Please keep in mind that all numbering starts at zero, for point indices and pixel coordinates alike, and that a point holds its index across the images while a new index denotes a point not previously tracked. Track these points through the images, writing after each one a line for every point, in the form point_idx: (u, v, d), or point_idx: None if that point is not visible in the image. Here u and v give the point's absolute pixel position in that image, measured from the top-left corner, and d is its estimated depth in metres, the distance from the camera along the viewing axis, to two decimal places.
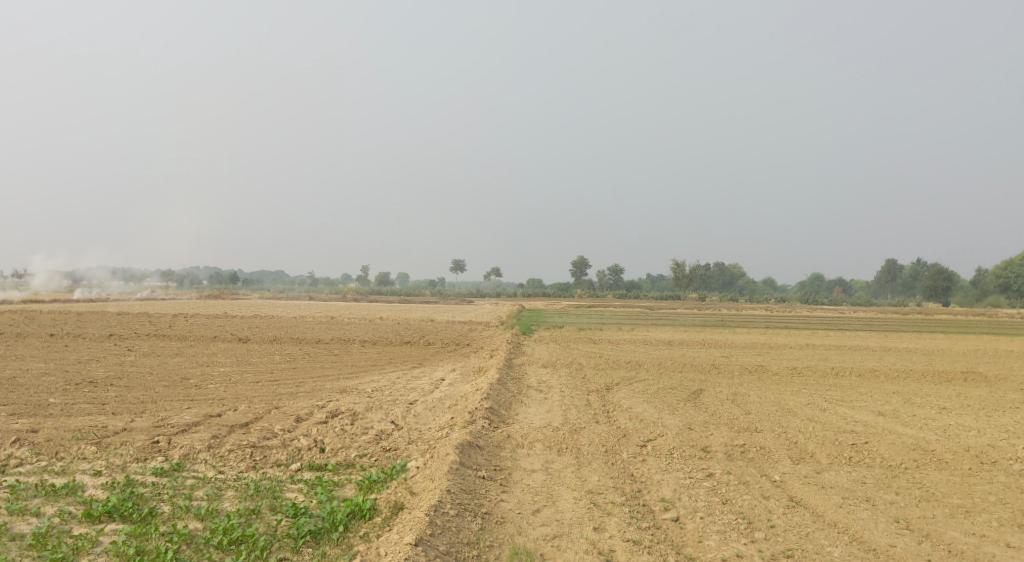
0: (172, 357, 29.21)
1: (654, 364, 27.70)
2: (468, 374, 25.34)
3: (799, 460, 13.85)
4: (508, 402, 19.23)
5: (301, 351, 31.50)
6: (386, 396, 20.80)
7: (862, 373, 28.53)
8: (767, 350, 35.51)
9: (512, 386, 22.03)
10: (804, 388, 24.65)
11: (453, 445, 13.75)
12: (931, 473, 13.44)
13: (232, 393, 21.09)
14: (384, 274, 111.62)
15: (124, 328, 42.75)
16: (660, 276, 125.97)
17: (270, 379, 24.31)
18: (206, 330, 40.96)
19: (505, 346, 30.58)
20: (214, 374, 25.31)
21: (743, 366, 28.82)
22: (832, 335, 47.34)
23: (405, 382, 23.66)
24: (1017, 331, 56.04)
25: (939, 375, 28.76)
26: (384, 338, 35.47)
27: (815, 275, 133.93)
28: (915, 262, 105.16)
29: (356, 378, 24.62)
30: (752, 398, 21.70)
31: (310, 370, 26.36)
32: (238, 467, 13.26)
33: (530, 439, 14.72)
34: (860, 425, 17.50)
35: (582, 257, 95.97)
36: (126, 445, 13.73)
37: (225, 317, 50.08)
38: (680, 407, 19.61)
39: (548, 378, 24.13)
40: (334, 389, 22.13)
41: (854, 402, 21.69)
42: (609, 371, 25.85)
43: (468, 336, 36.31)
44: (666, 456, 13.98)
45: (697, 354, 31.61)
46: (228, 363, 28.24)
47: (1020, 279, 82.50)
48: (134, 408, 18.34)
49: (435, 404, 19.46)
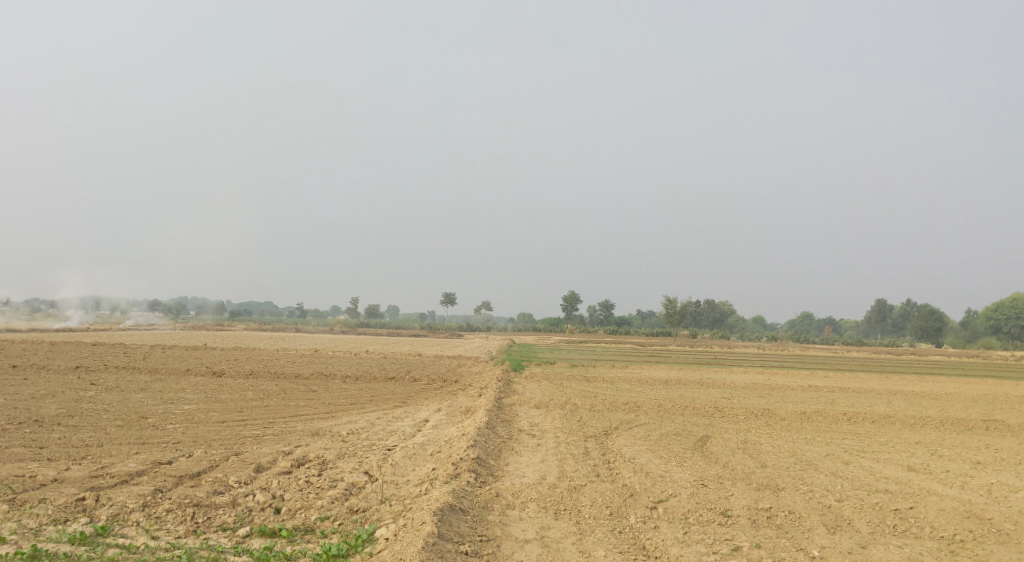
0: (136, 394, 27.06)
1: (654, 407, 25.65)
2: (454, 415, 23.23)
3: (836, 529, 11.90)
4: (497, 450, 17.19)
5: (277, 387, 29.37)
6: (361, 441, 18.69)
7: (876, 420, 26.57)
8: (771, 391, 33.49)
9: (502, 430, 19.95)
10: (818, 436, 22.66)
11: (431, 510, 11.73)
12: (994, 549, 11.56)
13: (191, 436, 18.97)
14: (371, 308, 109.15)
15: (95, 359, 40.51)
16: (648, 313, 124.34)
17: (237, 419, 22.14)
18: (180, 363, 38.70)
19: (494, 384, 28.52)
20: (177, 413, 23.14)
21: (749, 409, 26.79)
22: (832, 375, 45.41)
23: (385, 424, 21.57)
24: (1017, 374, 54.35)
25: (957, 422, 26.84)
26: (367, 372, 33.38)
27: (804, 313, 133.15)
28: (906, 302, 103.99)
29: (332, 419, 22.52)
30: (767, 448, 19.65)
31: (283, 409, 24.25)
32: (175, 531, 11.25)
33: (523, 498, 12.74)
34: (893, 483, 15.48)
35: (572, 293, 94.45)
36: (45, 503, 11.70)
37: (205, 349, 47.84)
38: (689, 458, 17.55)
39: (541, 421, 22.07)
40: (305, 432, 20.03)
41: (877, 454, 19.70)
42: (606, 413, 23.82)
43: (457, 373, 34.22)
44: (681, 522, 12.01)
45: (699, 395, 29.61)
46: (195, 400, 26.06)
47: (1011, 321, 81.15)
48: (74, 453, 16.21)
49: (416, 451, 17.39)
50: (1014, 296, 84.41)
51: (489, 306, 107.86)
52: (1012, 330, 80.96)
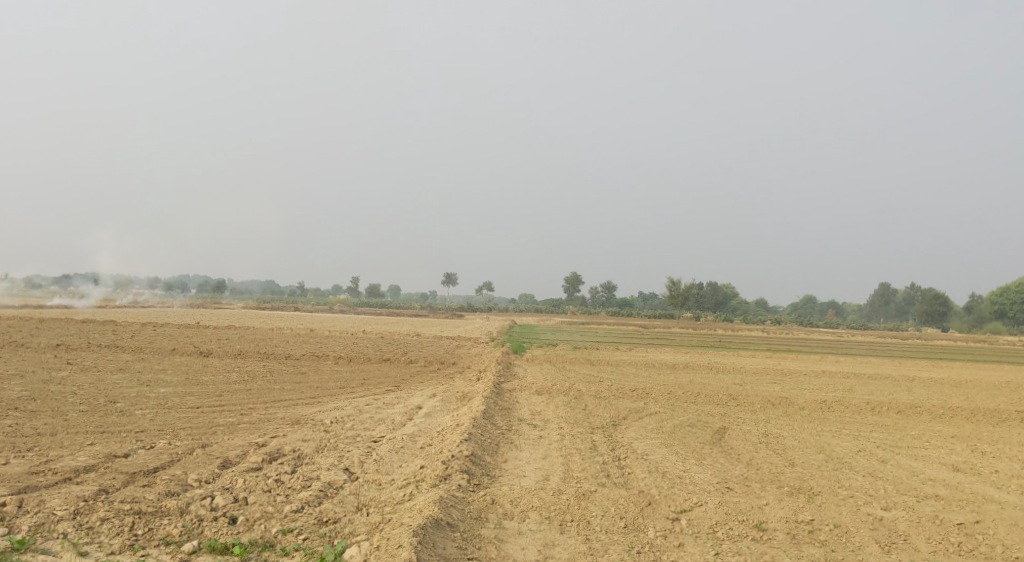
0: (112, 375, 25.30)
1: (664, 394, 23.86)
2: (449, 402, 21.42)
3: (891, 547, 10.51)
4: (495, 445, 15.39)
5: (264, 368, 27.64)
6: (345, 432, 16.87)
7: (901, 409, 24.86)
8: (784, 377, 31.74)
9: (501, 421, 18.20)
10: (844, 428, 20.94)
11: (410, 527, 10.22)
12: None
13: (158, 423, 17.15)
14: (373, 287, 107.30)
15: (79, 338, 38.81)
16: (649, 294, 122.74)
17: (213, 405, 20.34)
18: (167, 342, 36.91)
19: (494, 367, 26.75)
20: (149, 397, 21.32)
21: (765, 397, 25.00)
22: (842, 360, 43.62)
23: (374, 412, 19.79)
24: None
25: (987, 413, 25.04)
26: (362, 353, 31.61)
27: (806, 296, 131.79)
28: (909, 286, 102.32)
29: (317, 405, 20.77)
30: (792, 443, 17.86)
31: (266, 394, 22.50)
32: (110, 546, 9.97)
33: (522, 507, 11.11)
34: (942, 488, 13.84)
35: (575, 273, 92.93)
36: None
37: (198, 327, 46.15)
38: (709, 455, 15.76)
39: (543, 410, 20.29)
40: (285, 420, 18.24)
41: (913, 449, 18.02)
42: (612, 401, 22.09)
43: (455, 354, 32.51)
44: (709, 539, 10.51)
45: (710, 380, 27.83)
46: (174, 382, 24.27)
47: (1017, 306, 78.99)
48: (22, 444, 14.45)
49: (404, 444, 15.60)
50: (1020, 280, 82.41)
51: (491, 287, 106.34)
52: (1018, 315, 78.92)
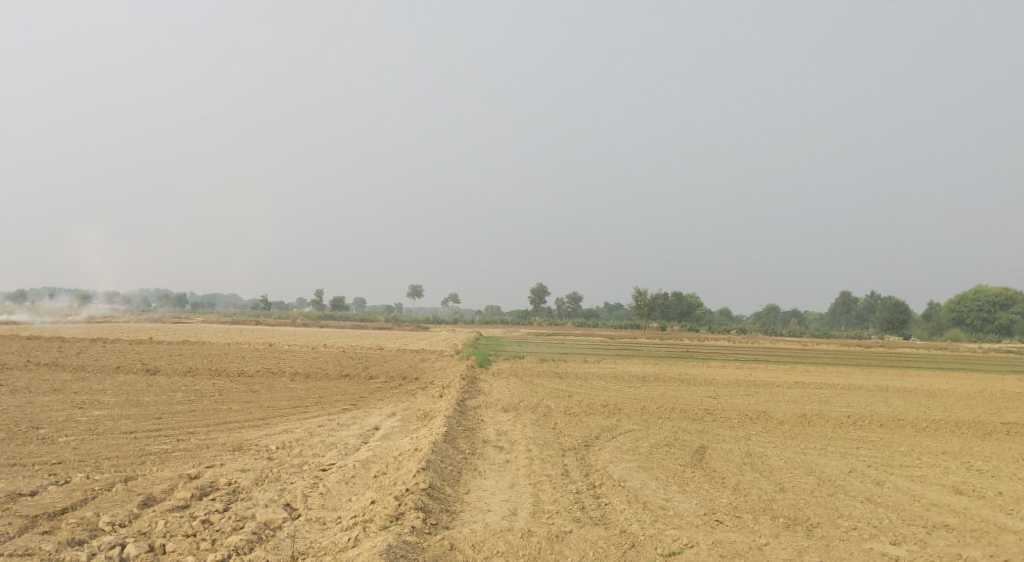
0: (44, 397, 23.33)
1: (637, 409, 22.45)
2: (408, 423, 19.80)
3: None
4: (456, 475, 13.82)
5: (212, 387, 25.82)
6: (290, 459, 15.22)
7: (883, 422, 23.72)
8: (760, 389, 30.48)
9: (464, 443, 16.66)
10: (829, 444, 19.70)
11: None
12: None
13: (80, 453, 15.35)
14: (336, 300, 104.90)
15: (19, 356, 36.58)
16: (613, 305, 121.91)
17: (149, 430, 18.51)
18: (112, 359, 34.83)
19: (458, 382, 25.19)
20: (80, 421, 19.44)
21: (743, 411, 23.68)
22: (814, 370, 42.62)
23: (325, 434, 18.13)
24: (993, 364, 52.37)
25: (971, 425, 23.88)
26: (319, 369, 29.81)
27: (768, 305, 131.86)
28: (870, 296, 102.67)
29: (265, 428, 19.03)
30: (779, 464, 16.50)
31: (209, 416, 20.75)
32: None
33: (487, 553, 10.33)
34: (950, 515, 12.66)
35: (541, 284, 91.71)
36: None
37: (150, 343, 43.96)
38: (692, 479, 14.33)
39: (509, 429, 18.79)
40: (226, 446, 16.52)
41: (908, 468, 16.82)
42: (584, 418, 20.64)
43: (417, 368, 30.86)
44: None
45: (684, 393, 26.48)
46: (110, 404, 22.38)
47: (974, 313, 79.06)
48: None
49: (355, 473, 13.98)
50: (977, 286, 82.54)
51: (456, 298, 104.95)
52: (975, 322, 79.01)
